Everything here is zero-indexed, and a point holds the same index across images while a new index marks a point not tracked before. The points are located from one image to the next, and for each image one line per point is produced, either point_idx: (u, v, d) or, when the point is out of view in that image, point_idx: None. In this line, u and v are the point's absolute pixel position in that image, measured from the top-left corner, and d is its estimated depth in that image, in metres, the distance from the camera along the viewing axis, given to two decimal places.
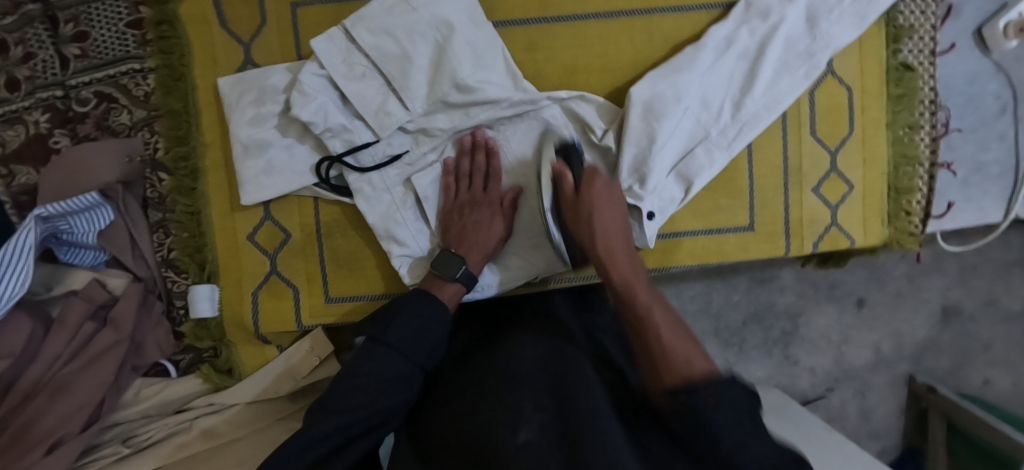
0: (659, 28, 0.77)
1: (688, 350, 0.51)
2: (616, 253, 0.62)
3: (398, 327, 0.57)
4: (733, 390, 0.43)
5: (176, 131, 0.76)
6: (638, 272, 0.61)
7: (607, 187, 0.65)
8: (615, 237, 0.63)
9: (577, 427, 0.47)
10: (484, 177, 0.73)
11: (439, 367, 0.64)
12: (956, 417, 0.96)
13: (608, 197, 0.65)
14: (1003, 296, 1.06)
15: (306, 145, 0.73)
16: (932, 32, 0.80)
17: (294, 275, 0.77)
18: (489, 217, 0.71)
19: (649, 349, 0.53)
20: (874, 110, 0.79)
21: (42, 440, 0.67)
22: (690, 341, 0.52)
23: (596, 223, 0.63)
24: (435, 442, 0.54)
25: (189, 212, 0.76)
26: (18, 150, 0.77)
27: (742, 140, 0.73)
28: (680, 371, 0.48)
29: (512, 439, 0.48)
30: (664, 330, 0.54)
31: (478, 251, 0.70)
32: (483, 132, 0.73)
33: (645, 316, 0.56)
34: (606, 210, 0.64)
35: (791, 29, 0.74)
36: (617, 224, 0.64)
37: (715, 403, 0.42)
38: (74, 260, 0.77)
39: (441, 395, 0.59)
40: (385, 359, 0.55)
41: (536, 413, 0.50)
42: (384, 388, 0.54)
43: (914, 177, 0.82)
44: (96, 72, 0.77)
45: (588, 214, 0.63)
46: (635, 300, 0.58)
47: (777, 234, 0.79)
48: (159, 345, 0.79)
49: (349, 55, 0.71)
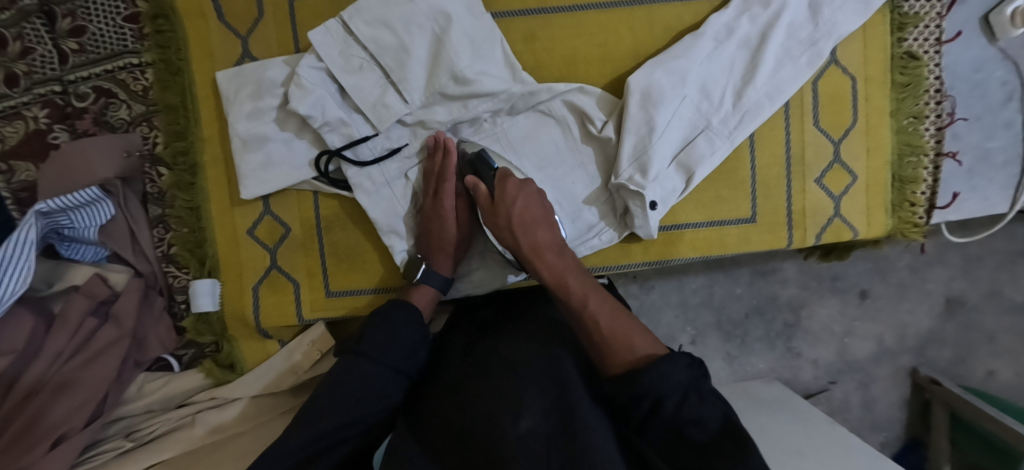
0: (659, 16, 0.76)
1: (627, 329, 0.55)
2: (542, 250, 0.65)
3: (373, 338, 0.58)
4: (674, 367, 0.46)
5: (174, 126, 0.75)
6: (567, 263, 0.65)
7: (520, 188, 0.67)
8: (540, 234, 0.66)
9: (575, 416, 0.46)
10: (438, 185, 0.70)
11: (442, 360, 0.64)
12: (958, 407, 0.96)
13: (525, 195, 0.67)
14: (1007, 287, 1.05)
15: (304, 139, 0.73)
16: (938, 20, 0.78)
17: (294, 270, 0.76)
18: (444, 229, 0.70)
19: (592, 337, 0.57)
20: (878, 100, 0.78)
21: (47, 434, 0.67)
22: (628, 321, 0.57)
23: (516, 225, 0.66)
24: (432, 430, 0.52)
25: (188, 207, 0.76)
26: (17, 146, 0.76)
27: (744, 130, 0.73)
28: (622, 355, 0.53)
29: (513, 429, 0.46)
30: (603, 320, 0.57)
31: (443, 253, 0.70)
32: (442, 133, 0.71)
33: (581, 307, 0.60)
34: (525, 205, 0.67)
35: (794, 17, 0.73)
36: (539, 220, 0.67)
37: (655, 383, 0.45)
38: (75, 256, 0.77)
39: (442, 385, 0.58)
40: (365, 368, 0.56)
41: (538, 400, 0.49)
42: (366, 396, 0.55)
43: (918, 167, 0.81)
44: (94, 67, 0.76)
45: (506, 216, 0.66)
46: (570, 295, 0.61)
47: (781, 225, 0.79)
48: (162, 341, 0.79)
49: (347, 47, 0.71)
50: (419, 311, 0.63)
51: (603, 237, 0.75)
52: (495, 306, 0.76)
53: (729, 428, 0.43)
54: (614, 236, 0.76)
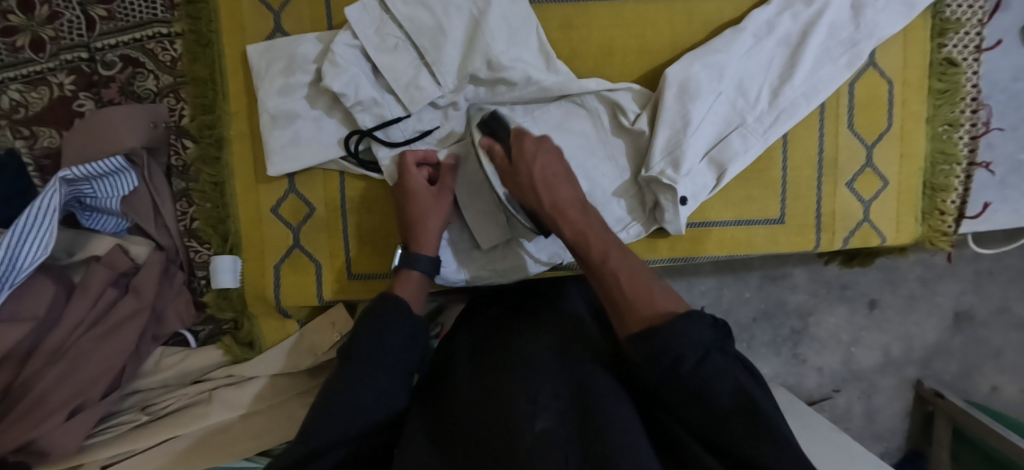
0: (699, 11, 0.75)
1: (649, 287, 0.51)
2: (566, 207, 0.59)
3: (372, 334, 0.54)
4: (694, 325, 0.45)
5: (202, 99, 0.74)
6: (590, 220, 0.59)
7: (538, 145, 0.62)
8: (561, 191, 0.61)
9: (595, 417, 0.45)
10: (399, 169, 0.69)
11: (450, 362, 0.62)
12: (962, 421, 0.95)
13: (545, 153, 0.62)
14: (1016, 303, 1.04)
15: (334, 118, 0.72)
16: (979, 27, 0.77)
17: (316, 250, 0.76)
18: (416, 206, 0.68)
19: (610, 294, 0.52)
20: (914, 105, 0.77)
21: (62, 407, 0.66)
22: (651, 280, 0.52)
23: (538, 183, 0.60)
24: (455, 429, 0.50)
25: (212, 182, 0.75)
26: (41, 113, 0.76)
27: (778, 129, 0.72)
28: (640, 312, 0.49)
29: (529, 428, 0.45)
30: (623, 277, 0.53)
31: (425, 234, 0.67)
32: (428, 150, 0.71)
33: (600, 264, 0.55)
34: (546, 165, 0.61)
35: (835, 16, 0.72)
36: (561, 177, 0.62)
37: (677, 339, 0.44)
38: (95, 226, 0.76)
39: (454, 381, 0.57)
40: (369, 366, 0.52)
41: (553, 401, 0.48)
42: (365, 395, 0.50)
43: (950, 176, 0.80)
44: (123, 35, 0.75)
45: (527, 175, 0.60)
46: (588, 250, 0.56)
47: (808, 228, 0.78)
48: (180, 317, 0.78)
49: (383, 25, 0.70)
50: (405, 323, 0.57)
51: (630, 232, 0.74)
52: (504, 304, 0.72)
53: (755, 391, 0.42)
54: (641, 231, 0.75)
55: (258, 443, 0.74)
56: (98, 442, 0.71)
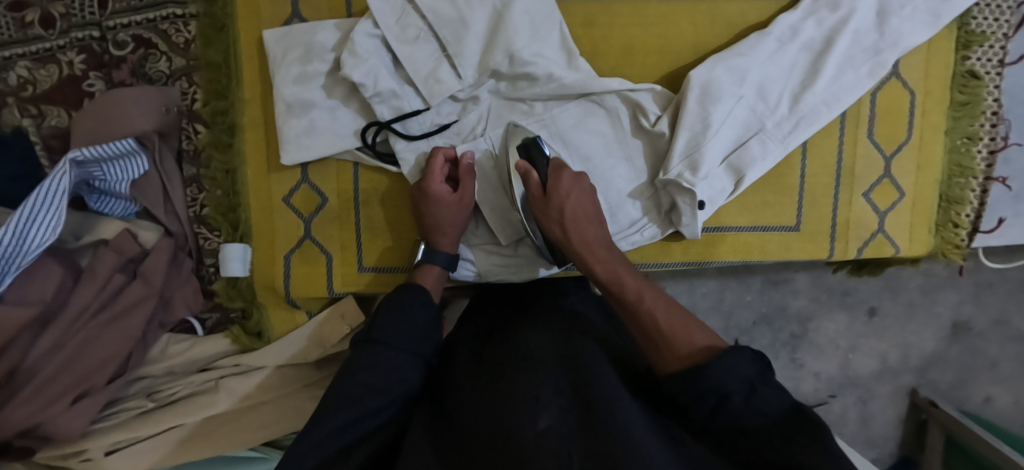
0: (724, 13, 0.74)
1: (686, 325, 0.51)
2: (593, 245, 0.61)
3: (382, 325, 0.55)
4: (738, 359, 0.44)
5: (216, 84, 0.73)
6: (618, 260, 0.61)
7: (574, 182, 0.64)
8: (589, 230, 0.62)
9: (598, 413, 0.44)
10: (425, 172, 0.68)
11: (448, 363, 0.60)
12: (956, 431, 0.96)
13: (578, 191, 0.64)
14: (1015, 317, 1.04)
15: (350, 107, 0.71)
16: (1004, 41, 0.76)
17: (328, 242, 0.75)
18: (439, 210, 0.67)
19: (648, 330, 0.52)
20: (935, 116, 0.77)
21: (70, 389, 0.67)
22: (689, 318, 0.52)
23: (567, 219, 0.62)
24: (458, 437, 0.47)
25: (224, 169, 0.74)
26: (50, 91, 0.74)
27: (799, 135, 0.71)
28: (682, 351, 0.49)
29: (532, 427, 0.43)
30: (659, 313, 0.53)
31: (447, 235, 0.68)
32: (447, 151, 0.69)
33: (637, 302, 0.55)
34: (577, 203, 0.63)
35: (860, 24, 0.71)
36: (590, 218, 0.63)
37: (723, 375, 0.43)
38: (104, 210, 0.75)
39: (455, 380, 0.55)
40: (376, 355, 0.52)
41: (554, 398, 0.47)
42: (372, 384, 0.50)
43: (966, 189, 0.79)
44: (135, 15, 0.73)
45: (558, 210, 0.62)
46: (624, 292, 0.57)
47: (823, 235, 0.78)
48: (187, 303, 0.77)
49: (404, 15, 0.69)
50: (417, 311, 0.57)
51: (645, 234, 0.74)
52: (500, 304, 0.72)
53: (797, 413, 0.41)
54: (656, 233, 0.74)
55: (264, 433, 0.74)
56: (103, 427, 0.71)
